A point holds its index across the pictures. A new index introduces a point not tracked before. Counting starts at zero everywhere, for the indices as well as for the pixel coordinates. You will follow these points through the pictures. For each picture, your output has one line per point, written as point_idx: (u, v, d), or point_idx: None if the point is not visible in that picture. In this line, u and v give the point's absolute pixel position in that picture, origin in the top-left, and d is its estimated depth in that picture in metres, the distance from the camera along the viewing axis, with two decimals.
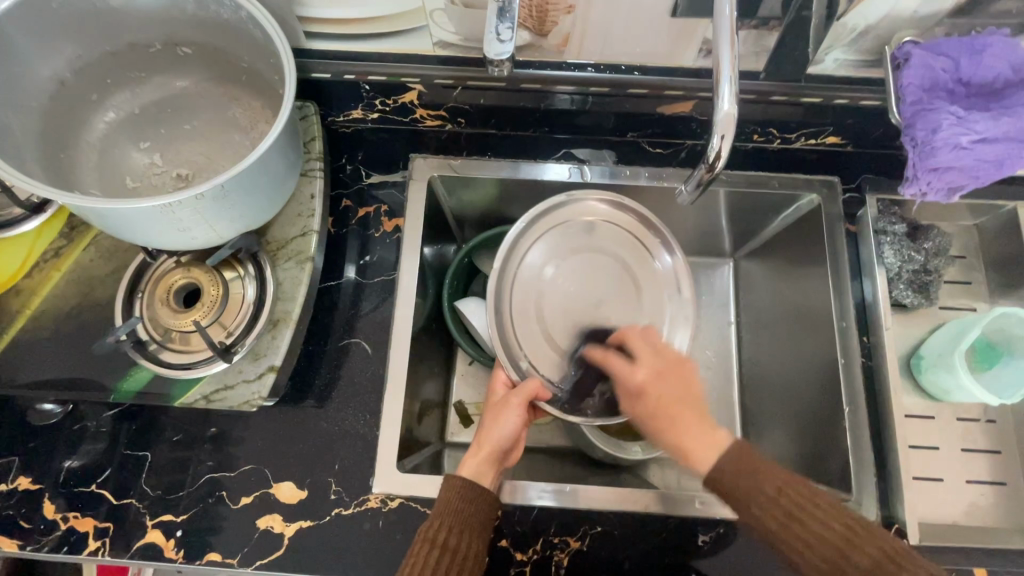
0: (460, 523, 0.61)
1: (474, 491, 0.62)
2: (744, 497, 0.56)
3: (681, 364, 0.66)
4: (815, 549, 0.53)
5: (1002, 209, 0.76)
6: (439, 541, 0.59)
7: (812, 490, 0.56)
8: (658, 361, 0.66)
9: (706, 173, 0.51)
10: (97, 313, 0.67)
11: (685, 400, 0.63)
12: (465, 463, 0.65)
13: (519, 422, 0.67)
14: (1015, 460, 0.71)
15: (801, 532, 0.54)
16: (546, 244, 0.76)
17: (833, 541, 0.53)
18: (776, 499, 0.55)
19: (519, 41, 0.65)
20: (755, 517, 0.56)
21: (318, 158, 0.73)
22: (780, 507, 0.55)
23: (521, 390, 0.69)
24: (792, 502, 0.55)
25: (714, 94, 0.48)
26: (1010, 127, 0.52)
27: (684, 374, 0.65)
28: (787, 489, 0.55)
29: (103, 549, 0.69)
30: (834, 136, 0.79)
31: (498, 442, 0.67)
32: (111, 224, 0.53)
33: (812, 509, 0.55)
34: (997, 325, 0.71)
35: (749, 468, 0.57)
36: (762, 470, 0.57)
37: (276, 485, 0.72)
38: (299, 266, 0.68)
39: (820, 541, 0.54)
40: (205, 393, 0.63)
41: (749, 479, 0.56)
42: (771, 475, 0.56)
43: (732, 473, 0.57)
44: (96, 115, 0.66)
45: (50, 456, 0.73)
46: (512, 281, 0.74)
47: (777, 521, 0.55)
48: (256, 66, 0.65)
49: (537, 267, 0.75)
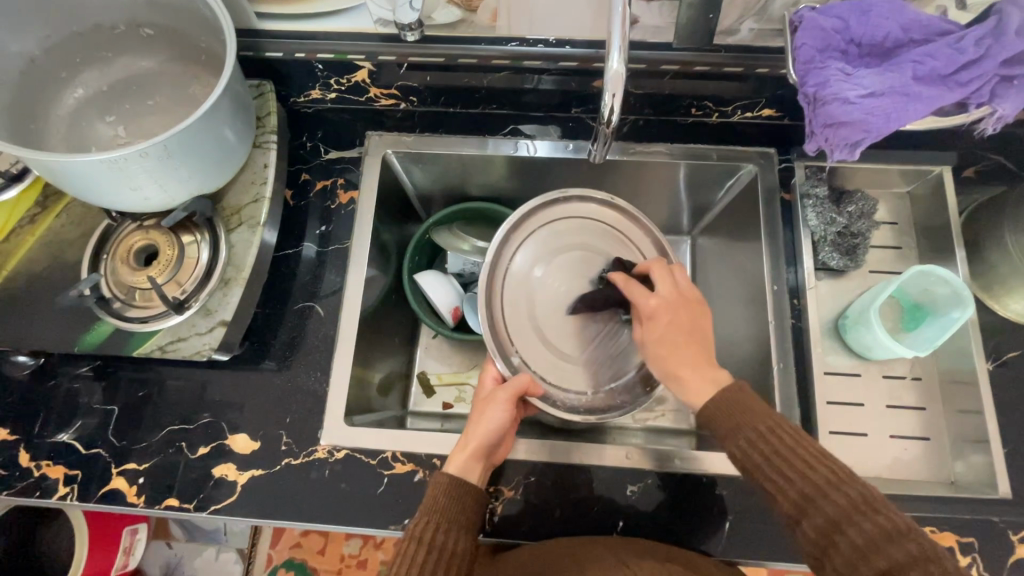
0: (448, 521, 0.62)
1: (461, 489, 0.64)
2: (733, 428, 0.59)
3: (697, 304, 0.68)
4: (793, 482, 0.54)
5: (929, 175, 0.79)
6: (426, 539, 0.61)
7: (806, 440, 0.56)
8: (676, 296, 0.69)
9: (605, 130, 0.59)
10: (66, 273, 0.73)
11: (691, 338, 0.66)
12: (453, 461, 0.67)
13: (507, 417, 0.68)
14: (939, 415, 0.73)
15: (776, 460, 0.55)
16: (532, 246, 0.78)
17: (809, 480, 0.53)
18: (764, 437, 0.57)
19: (452, 16, 0.72)
20: (738, 452, 0.58)
21: (272, 131, 0.79)
22: (764, 445, 0.56)
23: (510, 386, 0.70)
24: (778, 443, 0.56)
25: (604, 57, 0.53)
26: (895, 81, 0.56)
27: (697, 315, 0.67)
28: (778, 432, 0.56)
29: (72, 494, 0.74)
30: (768, 109, 0.82)
31: (486, 438, 0.68)
32: (64, 178, 0.60)
33: (797, 451, 0.55)
34: (920, 285, 0.73)
35: (743, 406, 0.59)
36: (759, 412, 0.58)
37: (231, 436, 0.76)
38: (250, 231, 0.74)
39: (796, 477, 0.54)
40: (160, 344, 0.69)
41: (742, 417, 0.59)
42: (759, 418, 0.58)
43: (724, 402, 0.60)
44: (66, 92, 0.72)
45: (27, 410, 0.79)
46: (501, 282, 0.76)
47: (760, 454, 0.56)
48: (212, 45, 0.71)
49: (525, 268, 0.77)
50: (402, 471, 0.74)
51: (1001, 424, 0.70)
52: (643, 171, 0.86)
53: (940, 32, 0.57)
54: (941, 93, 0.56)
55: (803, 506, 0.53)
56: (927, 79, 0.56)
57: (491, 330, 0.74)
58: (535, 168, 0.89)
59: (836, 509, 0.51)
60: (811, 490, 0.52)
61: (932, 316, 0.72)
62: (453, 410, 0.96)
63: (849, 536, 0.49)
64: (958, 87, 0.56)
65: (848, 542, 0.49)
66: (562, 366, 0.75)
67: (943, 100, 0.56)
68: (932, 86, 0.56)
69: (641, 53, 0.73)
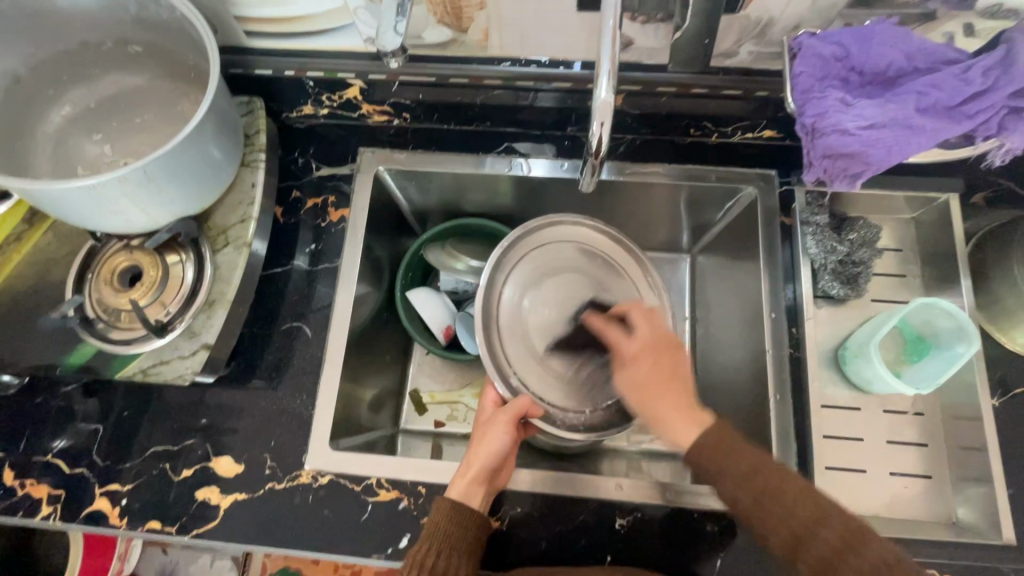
0: (450, 546, 0.61)
1: (463, 514, 0.63)
2: (718, 470, 0.56)
3: (674, 346, 0.65)
4: (780, 525, 0.52)
5: (935, 202, 0.77)
6: (429, 566, 0.60)
7: (787, 475, 0.54)
8: (656, 337, 0.66)
9: (594, 160, 0.57)
10: (51, 292, 0.72)
11: (670, 378, 0.62)
12: (454, 484, 0.65)
13: (510, 440, 0.67)
14: (942, 452, 0.71)
15: (759, 504, 0.53)
16: (520, 276, 0.75)
17: (798, 519, 0.52)
18: (748, 478, 0.54)
19: (443, 36, 0.70)
20: (728, 494, 0.55)
21: (261, 149, 0.78)
22: (751, 490, 0.54)
23: (510, 407, 0.67)
24: (764, 485, 0.54)
25: (593, 83, 0.52)
26: (897, 112, 0.53)
27: (676, 356, 0.64)
28: (761, 472, 0.54)
29: (55, 514, 0.74)
30: (771, 130, 0.79)
31: (488, 462, 0.66)
32: (46, 204, 0.59)
33: (783, 489, 0.53)
34: (923, 317, 0.71)
35: (722, 451, 0.56)
36: (740, 452, 0.56)
37: (216, 458, 0.75)
38: (237, 250, 0.74)
39: (785, 519, 0.52)
40: (142, 367, 0.69)
41: (725, 459, 0.56)
42: (745, 457, 0.55)
43: (705, 450, 0.57)
44: (52, 110, 0.71)
45: (13, 427, 0.78)
46: (492, 316, 0.73)
47: (747, 501, 0.54)
48: (201, 63, 0.70)
49: (515, 299, 0.74)
50: (387, 498, 0.73)
51: (1006, 464, 0.68)
52: (640, 191, 0.84)
53: (947, 60, 0.55)
54: (945, 126, 0.53)
55: (795, 547, 0.52)
56: (931, 111, 0.54)
57: (489, 352, 0.71)
58: (530, 187, 0.88)
59: (827, 546, 0.50)
60: (805, 532, 0.51)
61: (936, 349, 0.70)
62: (445, 428, 0.94)
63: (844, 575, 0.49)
64: (964, 119, 0.53)
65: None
66: (560, 387, 0.72)
67: (948, 133, 0.54)
68: (935, 118, 0.54)
69: (635, 75, 0.71)
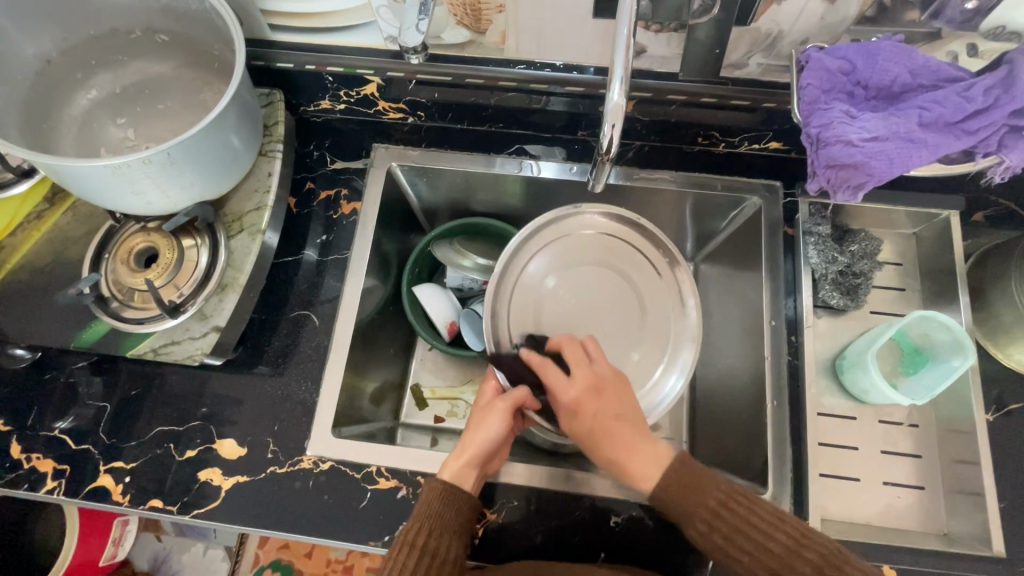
0: (441, 527, 0.62)
1: (455, 495, 0.63)
2: (685, 508, 0.59)
3: (619, 380, 0.66)
4: (756, 555, 0.57)
5: (937, 218, 0.78)
6: (419, 545, 0.61)
7: (760, 506, 0.59)
8: (594, 378, 0.65)
9: (604, 160, 0.59)
10: (68, 269, 0.74)
11: (624, 417, 0.64)
12: (448, 464, 0.66)
13: (506, 429, 0.67)
14: (935, 464, 0.72)
15: (741, 541, 0.57)
16: (548, 256, 0.78)
17: (776, 545, 0.56)
18: (720, 511, 0.58)
19: (461, 36, 0.72)
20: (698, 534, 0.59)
21: (279, 140, 0.81)
22: (727, 525, 0.58)
23: (509, 397, 0.68)
24: (736, 514, 0.58)
25: (606, 87, 0.54)
26: (900, 126, 0.55)
27: (623, 393, 0.65)
28: (733, 501, 0.59)
29: (59, 488, 0.75)
30: (776, 142, 0.81)
31: (483, 446, 0.66)
32: (69, 181, 0.61)
33: (757, 518, 0.58)
34: (921, 329, 0.72)
35: (691, 486, 0.60)
36: (709, 486, 0.60)
37: (219, 440, 0.77)
38: (250, 237, 0.76)
39: (762, 548, 0.57)
40: (154, 346, 0.71)
41: (690, 493, 0.59)
42: (718, 487, 0.60)
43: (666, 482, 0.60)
44: (79, 93, 0.73)
45: (23, 402, 0.80)
46: (513, 287, 0.76)
47: (719, 536, 0.58)
48: (225, 54, 0.72)
49: (539, 276, 0.77)
50: (386, 486, 0.74)
51: (998, 478, 0.68)
52: (646, 197, 0.86)
53: (949, 78, 0.57)
54: (947, 140, 0.55)
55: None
56: (933, 126, 0.55)
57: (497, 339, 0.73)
58: (539, 189, 0.90)
59: (807, 565, 0.55)
60: (781, 560, 0.56)
61: (932, 362, 0.71)
62: (444, 423, 0.95)
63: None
64: (965, 135, 0.55)
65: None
66: None
67: (948, 148, 0.55)
68: (937, 133, 0.55)
69: (647, 82, 0.73)
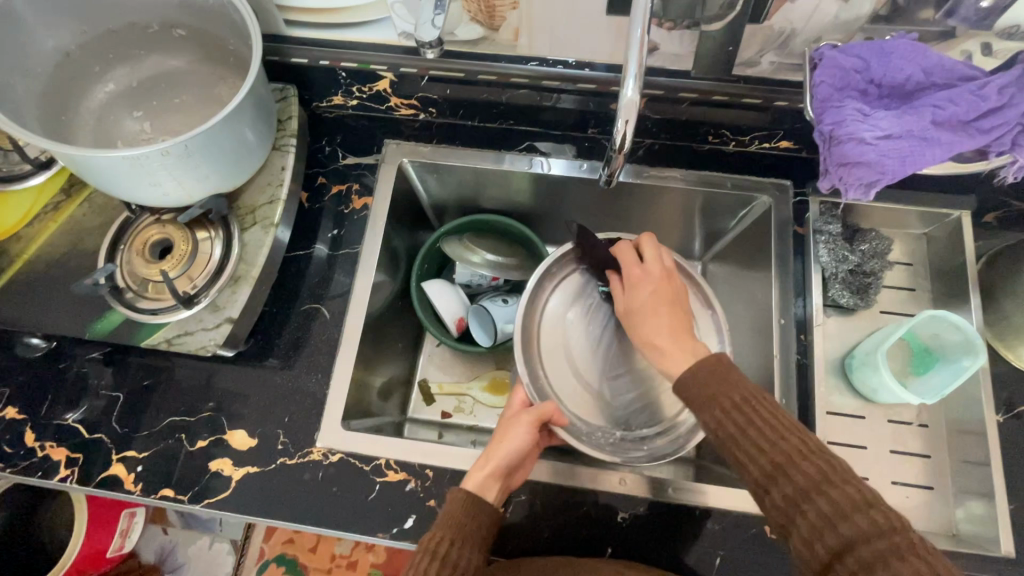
0: (464, 537, 0.61)
1: (479, 505, 0.63)
2: (711, 396, 0.57)
3: (678, 283, 0.70)
4: (761, 452, 0.52)
5: (948, 218, 0.78)
6: (441, 554, 0.59)
7: (779, 413, 0.55)
8: (663, 273, 0.70)
9: (617, 155, 0.60)
10: (83, 260, 0.75)
11: (672, 311, 0.67)
12: (472, 475, 0.65)
13: (531, 440, 0.68)
14: (944, 465, 0.72)
15: (751, 436, 0.53)
16: (570, 288, 0.82)
17: (784, 449, 0.52)
18: (738, 407, 0.55)
19: (475, 33, 0.73)
20: (714, 425, 0.56)
21: (292, 135, 0.81)
22: (739, 416, 0.55)
23: (536, 409, 0.69)
24: (752, 412, 0.55)
25: (620, 83, 0.54)
26: (913, 124, 0.55)
27: (678, 297, 0.69)
28: (752, 403, 0.55)
29: (72, 476, 0.76)
30: (787, 141, 0.81)
31: (508, 457, 0.66)
32: (88, 171, 0.62)
33: (770, 420, 0.54)
34: (930, 329, 0.72)
35: (720, 377, 0.58)
36: (738, 383, 0.57)
37: (230, 432, 0.77)
38: (263, 231, 0.76)
39: (770, 450, 0.52)
40: (167, 337, 0.72)
41: (720, 382, 0.57)
42: (740, 388, 0.57)
43: (696, 378, 0.59)
44: (97, 86, 0.74)
45: (37, 391, 0.81)
46: (537, 321, 0.80)
47: (729, 426, 0.55)
48: (241, 49, 0.73)
49: (561, 309, 0.80)
50: (395, 479, 0.75)
51: (1008, 479, 0.68)
52: (656, 195, 0.86)
53: (962, 77, 0.57)
54: (958, 139, 0.55)
55: (772, 476, 0.51)
56: (946, 125, 0.56)
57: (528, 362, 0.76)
58: (549, 186, 0.90)
59: (806, 477, 0.50)
60: (783, 466, 0.51)
61: (942, 362, 0.71)
62: (451, 419, 0.95)
63: (817, 505, 0.48)
64: (978, 134, 0.55)
65: (816, 509, 0.48)
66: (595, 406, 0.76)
67: (960, 146, 0.55)
68: (949, 132, 0.56)
69: (659, 80, 0.73)
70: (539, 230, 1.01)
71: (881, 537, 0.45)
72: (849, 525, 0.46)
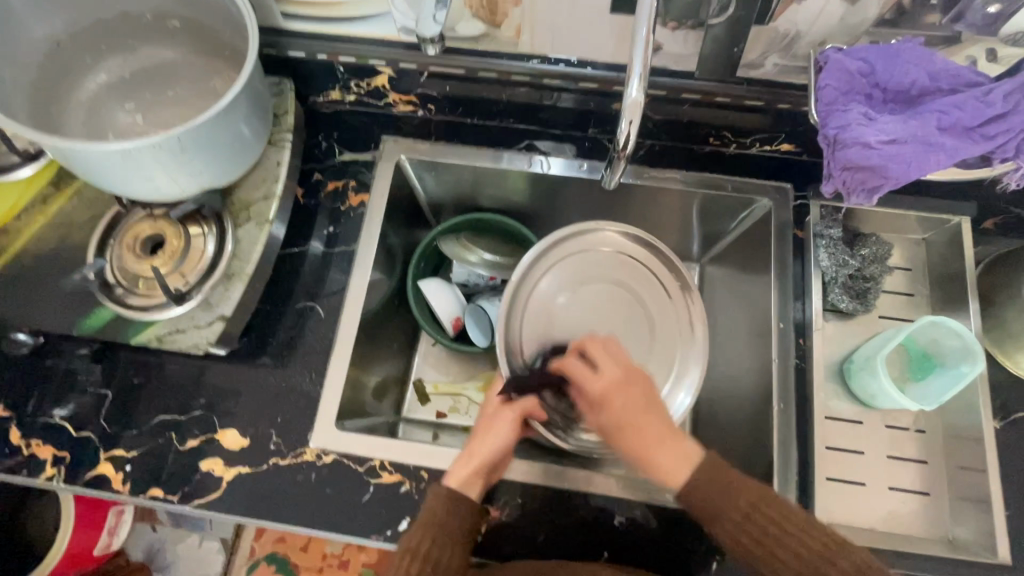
0: (445, 534, 0.61)
1: (459, 504, 0.62)
2: (715, 513, 0.57)
3: (642, 376, 0.64)
4: (790, 558, 0.55)
5: (948, 223, 0.78)
6: (423, 553, 0.61)
7: (785, 508, 0.57)
8: (623, 372, 0.64)
9: (620, 156, 0.59)
10: (72, 255, 0.74)
11: (651, 411, 0.61)
12: (454, 471, 0.65)
13: (512, 438, 0.67)
14: (942, 471, 0.71)
15: (775, 541, 0.56)
16: (560, 273, 0.79)
17: (814, 549, 0.55)
18: (751, 516, 0.57)
19: (476, 30, 0.72)
20: (730, 537, 0.57)
21: (288, 129, 0.80)
22: (754, 525, 0.56)
23: (516, 406, 0.69)
24: (765, 518, 0.56)
25: (624, 83, 0.53)
26: (919, 129, 0.55)
27: (648, 384, 0.64)
28: (766, 502, 0.57)
29: (59, 476, 0.74)
30: (788, 144, 0.81)
31: (490, 455, 0.65)
32: (77, 163, 0.60)
33: (782, 523, 0.56)
34: (929, 335, 0.72)
35: (723, 487, 0.58)
36: (739, 486, 0.58)
37: (221, 431, 0.76)
38: (257, 227, 0.75)
39: (795, 556, 0.56)
40: (158, 335, 0.70)
41: (723, 496, 0.57)
42: (746, 489, 0.57)
43: (705, 486, 0.58)
44: (88, 76, 0.73)
45: (23, 388, 0.79)
46: (525, 300, 0.78)
47: (753, 541, 0.56)
48: (236, 41, 0.71)
49: (550, 293, 0.78)
50: (389, 481, 0.74)
51: (1004, 485, 0.68)
52: (656, 196, 0.85)
53: (968, 82, 0.56)
54: (964, 145, 0.55)
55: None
56: (951, 130, 0.55)
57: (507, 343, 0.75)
58: (548, 185, 0.89)
59: (842, 572, 0.55)
60: (815, 568, 0.55)
61: (940, 368, 0.71)
62: (446, 420, 0.95)
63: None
64: (983, 140, 0.55)
65: None
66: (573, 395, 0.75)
67: (965, 152, 0.55)
68: (955, 137, 0.55)
69: (662, 80, 0.72)
70: (537, 230, 1.00)
71: None
72: None
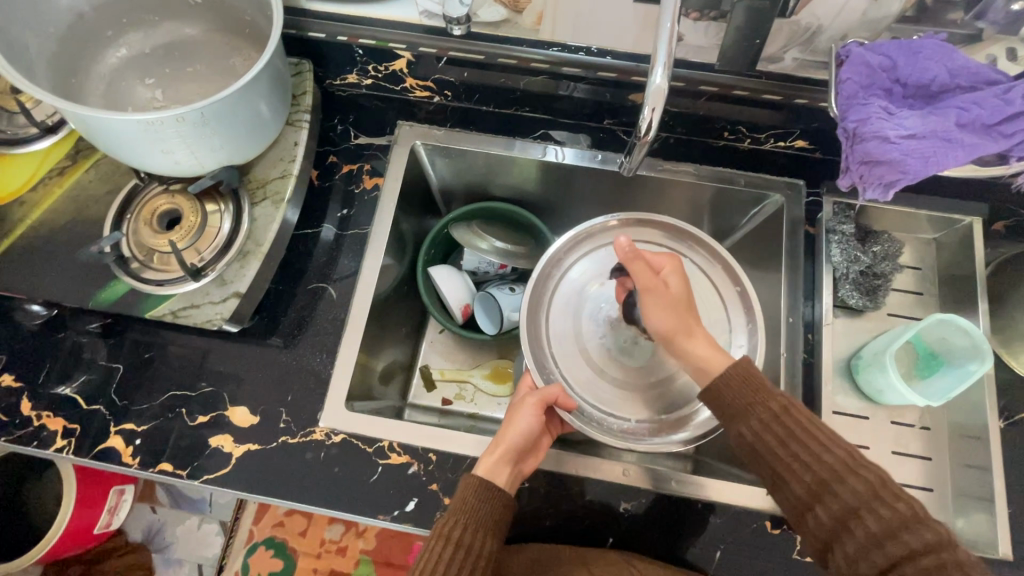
0: (476, 521, 0.60)
1: (488, 490, 0.62)
2: (743, 407, 0.60)
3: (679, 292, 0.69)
4: (807, 467, 0.56)
5: (958, 224, 0.79)
6: (454, 538, 0.59)
7: (814, 422, 0.58)
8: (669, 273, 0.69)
9: (641, 143, 0.59)
10: (87, 227, 0.74)
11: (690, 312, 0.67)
12: (480, 461, 0.65)
13: (536, 421, 0.67)
14: (946, 468, 0.72)
15: (793, 449, 0.57)
16: (594, 261, 0.80)
17: (830, 463, 0.55)
18: (773, 419, 0.59)
19: (497, 15, 0.72)
20: (751, 432, 0.59)
21: (306, 110, 0.80)
22: (778, 426, 0.58)
23: (540, 392, 0.69)
24: (794, 422, 0.58)
25: (648, 70, 0.53)
26: (938, 125, 0.56)
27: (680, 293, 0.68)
28: (791, 411, 0.58)
29: (68, 447, 0.75)
30: (802, 140, 0.81)
31: (515, 440, 0.66)
32: (99, 132, 0.60)
33: (807, 432, 0.57)
34: (938, 332, 0.73)
35: (751, 385, 0.61)
36: (769, 392, 0.60)
37: (231, 408, 0.77)
38: (273, 206, 0.75)
39: (813, 462, 0.56)
40: (173, 309, 0.71)
41: (748, 392, 0.60)
42: (775, 396, 0.60)
43: (724, 384, 0.62)
44: (109, 51, 0.73)
45: (33, 359, 0.79)
46: (551, 291, 0.79)
47: (773, 438, 0.58)
48: (258, 20, 0.71)
49: (579, 284, 0.79)
50: (397, 462, 0.74)
51: (1007, 483, 0.69)
52: (668, 189, 0.86)
53: (989, 80, 0.57)
54: (982, 142, 0.55)
55: (818, 492, 0.55)
56: (969, 126, 0.56)
57: (533, 344, 0.75)
58: (561, 175, 0.89)
59: (853, 491, 0.53)
60: (820, 481, 0.55)
61: (948, 366, 0.71)
62: (451, 406, 0.95)
63: (865, 523, 0.51)
64: (1001, 137, 0.55)
65: (864, 526, 0.51)
66: (604, 388, 0.75)
67: (983, 149, 0.55)
68: (973, 134, 0.56)
69: (680, 72, 0.72)
70: (547, 220, 1.01)
71: (931, 554, 0.48)
72: (899, 543, 0.49)
